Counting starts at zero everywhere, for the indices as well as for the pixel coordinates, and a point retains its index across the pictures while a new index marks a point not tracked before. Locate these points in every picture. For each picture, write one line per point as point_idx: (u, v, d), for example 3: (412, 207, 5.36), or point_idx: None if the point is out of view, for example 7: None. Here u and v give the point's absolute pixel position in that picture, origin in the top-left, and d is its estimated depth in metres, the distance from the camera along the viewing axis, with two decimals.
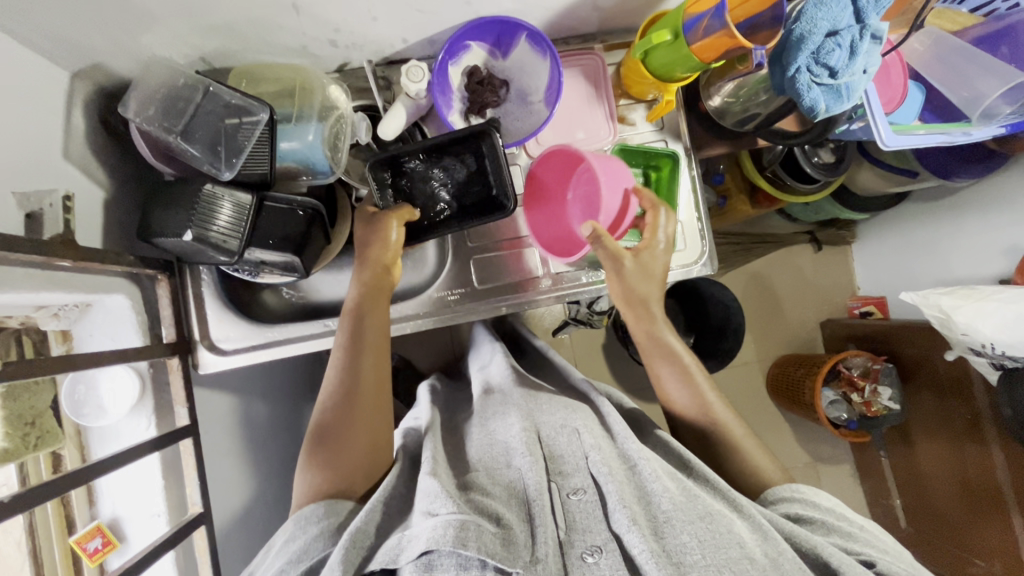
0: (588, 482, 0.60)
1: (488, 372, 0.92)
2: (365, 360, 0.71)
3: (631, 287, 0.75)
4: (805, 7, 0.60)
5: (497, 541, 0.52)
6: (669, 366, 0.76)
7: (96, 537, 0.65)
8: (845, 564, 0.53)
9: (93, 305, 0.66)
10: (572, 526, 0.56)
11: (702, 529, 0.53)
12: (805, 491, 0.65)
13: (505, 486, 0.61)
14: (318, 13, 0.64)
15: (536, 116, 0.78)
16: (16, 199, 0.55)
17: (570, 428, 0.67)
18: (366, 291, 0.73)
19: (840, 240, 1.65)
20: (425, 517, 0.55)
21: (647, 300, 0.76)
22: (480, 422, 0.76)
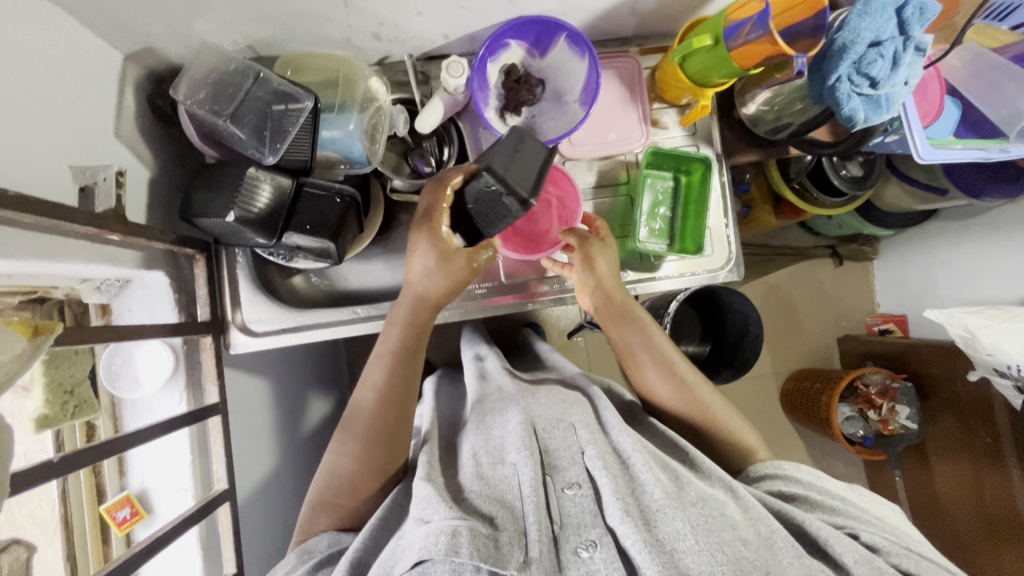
0: (583, 476, 0.61)
1: (483, 363, 0.93)
2: (392, 408, 0.71)
3: (598, 264, 0.77)
4: (848, 18, 0.61)
5: (491, 543, 0.52)
6: (638, 344, 0.78)
7: (125, 506, 0.67)
8: (832, 537, 0.53)
9: (133, 280, 0.68)
10: (566, 522, 0.57)
11: (694, 514, 0.53)
12: (788, 468, 0.66)
13: (494, 483, 0.62)
14: (366, 6, 0.66)
15: (570, 116, 0.79)
16: (71, 171, 0.57)
17: (565, 423, 0.68)
18: (410, 331, 0.72)
19: (861, 256, 1.64)
20: (418, 524, 0.56)
21: (615, 280, 0.78)
22: (475, 419, 0.75)
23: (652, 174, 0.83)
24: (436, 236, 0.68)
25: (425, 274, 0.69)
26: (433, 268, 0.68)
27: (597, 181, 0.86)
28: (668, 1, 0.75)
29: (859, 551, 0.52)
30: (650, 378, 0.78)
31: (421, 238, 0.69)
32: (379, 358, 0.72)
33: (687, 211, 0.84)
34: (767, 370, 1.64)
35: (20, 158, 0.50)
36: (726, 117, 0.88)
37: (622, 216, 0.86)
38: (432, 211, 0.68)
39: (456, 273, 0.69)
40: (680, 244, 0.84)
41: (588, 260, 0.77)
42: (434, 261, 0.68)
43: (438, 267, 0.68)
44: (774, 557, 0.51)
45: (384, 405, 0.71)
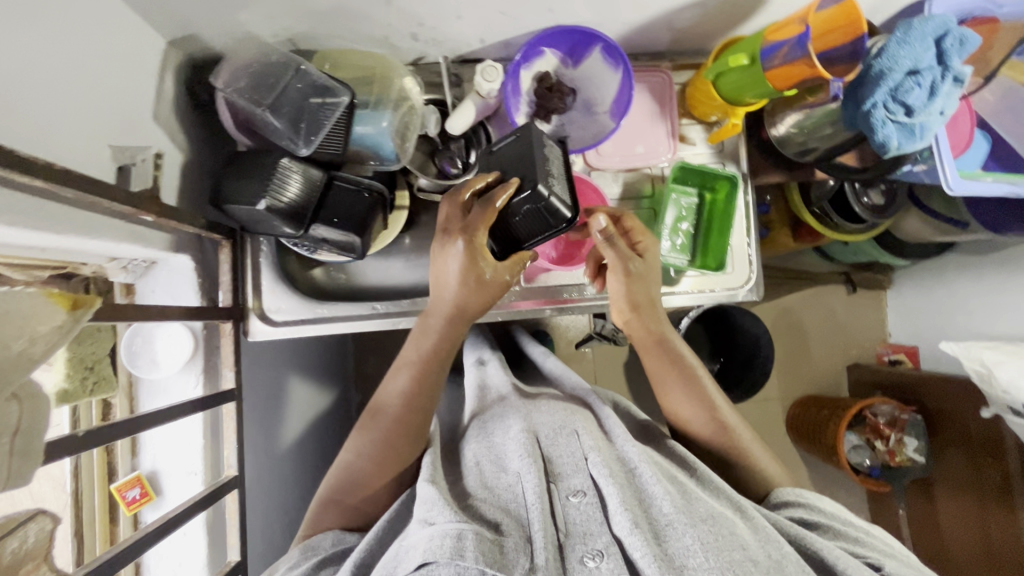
0: (588, 483, 0.59)
1: (485, 373, 0.91)
2: (415, 414, 0.71)
3: (636, 289, 0.73)
4: (886, 45, 0.61)
5: (496, 548, 0.52)
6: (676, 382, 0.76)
7: (136, 486, 0.67)
8: (850, 567, 0.53)
9: (158, 263, 0.69)
10: (571, 530, 0.56)
11: (704, 532, 0.53)
12: (810, 497, 0.65)
13: (499, 491, 0.61)
14: (407, 7, 0.67)
15: (599, 125, 0.80)
16: (111, 151, 0.57)
17: (569, 430, 0.67)
18: (439, 350, 0.71)
19: (875, 284, 1.64)
20: (422, 525, 0.56)
21: (650, 304, 0.76)
22: (477, 426, 0.76)
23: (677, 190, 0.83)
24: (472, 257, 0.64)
25: (460, 295, 0.67)
26: (469, 289, 0.67)
27: (622, 193, 0.85)
28: (705, 18, 0.75)
29: None
30: (679, 407, 0.76)
31: (455, 257, 0.65)
32: (406, 363, 0.72)
33: (710, 227, 0.84)
34: (774, 392, 1.63)
35: (67, 134, 0.51)
36: (754, 138, 0.88)
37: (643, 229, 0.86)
38: (470, 225, 0.64)
39: (488, 291, 0.67)
40: (701, 259, 0.84)
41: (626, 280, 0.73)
42: (469, 282, 0.66)
43: (471, 288, 0.66)
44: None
45: (405, 409, 0.70)
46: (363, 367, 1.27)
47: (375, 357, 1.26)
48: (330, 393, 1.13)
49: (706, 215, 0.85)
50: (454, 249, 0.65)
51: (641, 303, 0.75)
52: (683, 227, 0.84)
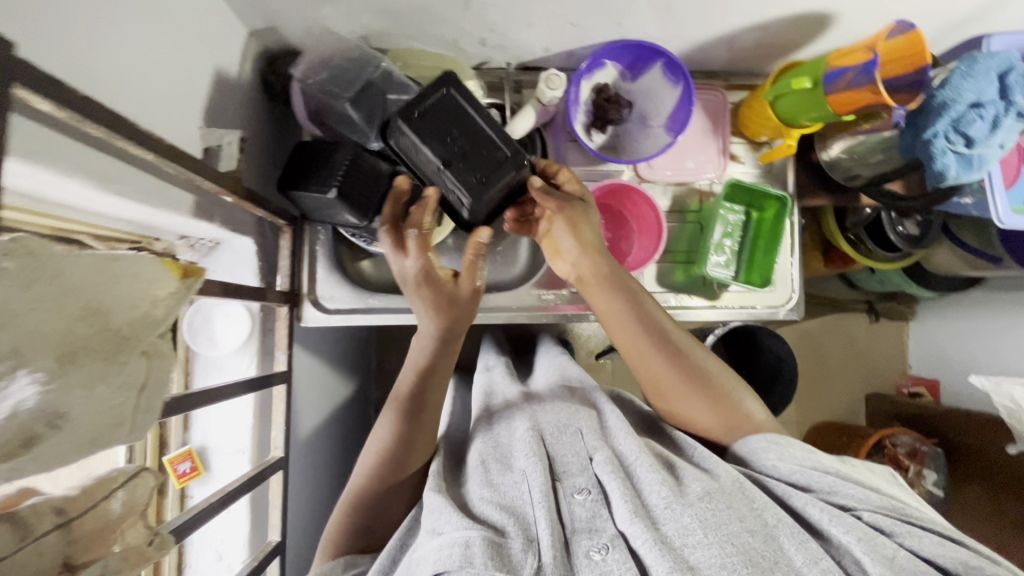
0: (592, 482, 0.60)
1: (490, 376, 0.89)
2: (433, 396, 0.70)
3: (581, 228, 0.71)
4: (951, 76, 0.63)
5: (502, 550, 0.53)
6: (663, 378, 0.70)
7: (187, 460, 0.69)
8: (834, 518, 0.53)
9: (222, 244, 0.71)
10: (576, 527, 0.57)
11: (702, 510, 0.54)
12: (782, 441, 0.64)
13: (504, 489, 0.61)
14: (483, 13, 0.69)
15: (653, 139, 0.82)
16: (199, 132, 0.58)
17: (573, 428, 0.68)
18: (443, 352, 0.70)
19: (898, 314, 1.65)
20: (430, 536, 0.55)
21: (600, 246, 0.72)
22: (483, 428, 0.74)
23: (727, 207, 0.84)
24: (435, 283, 0.66)
25: (441, 319, 0.68)
26: (447, 311, 0.67)
27: (670, 206, 0.87)
28: (766, 41, 0.77)
29: (860, 532, 0.51)
30: (662, 385, 0.71)
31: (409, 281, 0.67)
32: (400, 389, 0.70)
33: (755, 245, 0.86)
34: (790, 416, 1.63)
35: (168, 111, 0.53)
36: (801, 160, 0.89)
37: (687, 242, 0.87)
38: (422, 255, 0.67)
39: (466, 306, 0.69)
40: (745, 274, 0.85)
41: (573, 225, 0.71)
42: (445, 307, 0.67)
43: (448, 310, 0.67)
44: (779, 550, 0.51)
45: (414, 402, 0.69)
46: (387, 362, 1.28)
47: (400, 353, 1.28)
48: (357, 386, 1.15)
49: (752, 232, 0.86)
50: (410, 275, 0.67)
51: (595, 247, 0.72)
52: (730, 242, 0.85)
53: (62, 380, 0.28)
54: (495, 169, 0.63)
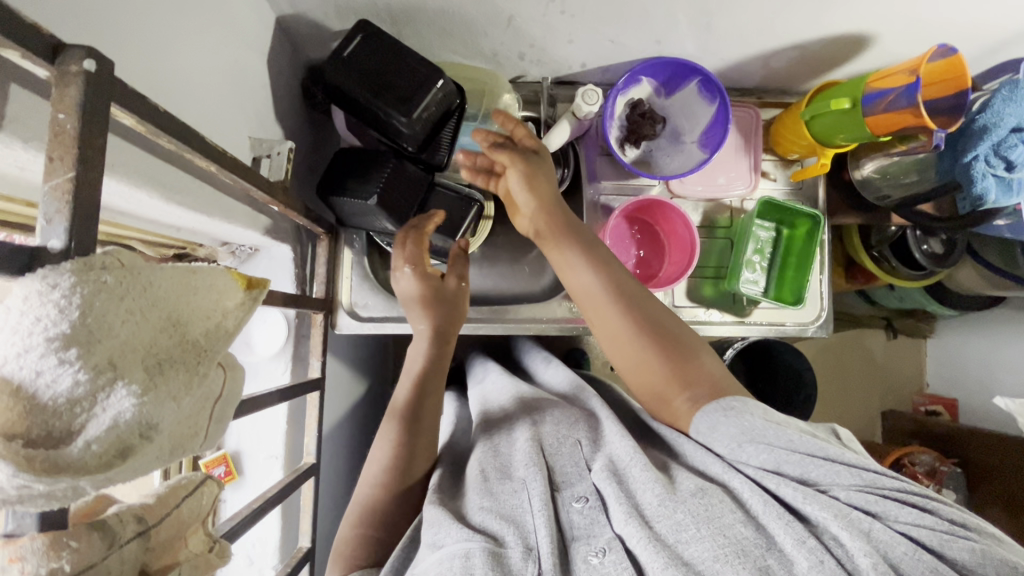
0: (591, 489, 0.58)
1: (486, 388, 0.88)
2: (430, 416, 0.68)
3: (536, 182, 0.70)
4: (992, 100, 0.63)
5: (504, 562, 0.50)
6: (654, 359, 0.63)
7: (221, 464, 0.69)
8: (805, 499, 0.48)
9: (261, 251, 0.72)
10: (576, 535, 0.55)
11: (694, 504, 0.51)
12: (738, 405, 0.57)
13: (504, 499, 0.58)
14: (525, 28, 0.70)
15: (686, 156, 0.82)
16: (250, 141, 0.60)
17: (571, 439, 0.66)
18: (435, 363, 0.70)
19: (919, 332, 1.62)
20: (430, 549, 0.53)
21: (557, 198, 0.71)
22: (483, 436, 0.72)
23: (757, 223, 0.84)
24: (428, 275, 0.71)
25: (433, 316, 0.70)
26: (438, 307, 0.71)
27: (701, 221, 0.87)
28: (802, 60, 0.78)
29: (837, 510, 0.47)
30: (638, 357, 0.64)
31: (407, 284, 0.71)
32: (398, 397, 0.69)
33: (787, 262, 0.86)
34: None
35: (221, 121, 0.54)
36: (833, 178, 0.89)
37: (717, 256, 0.87)
38: (416, 260, 0.70)
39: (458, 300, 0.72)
40: (777, 290, 0.85)
41: (528, 175, 0.70)
42: (437, 302, 0.71)
43: (443, 307, 0.71)
44: (772, 540, 0.47)
45: (411, 410, 0.67)
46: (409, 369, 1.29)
47: None
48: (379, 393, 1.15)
49: (782, 248, 0.86)
50: (405, 283, 0.71)
51: (552, 203, 0.70)
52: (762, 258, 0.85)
53: (154, 392, 0.29)
54: (415, 96, 0.64)
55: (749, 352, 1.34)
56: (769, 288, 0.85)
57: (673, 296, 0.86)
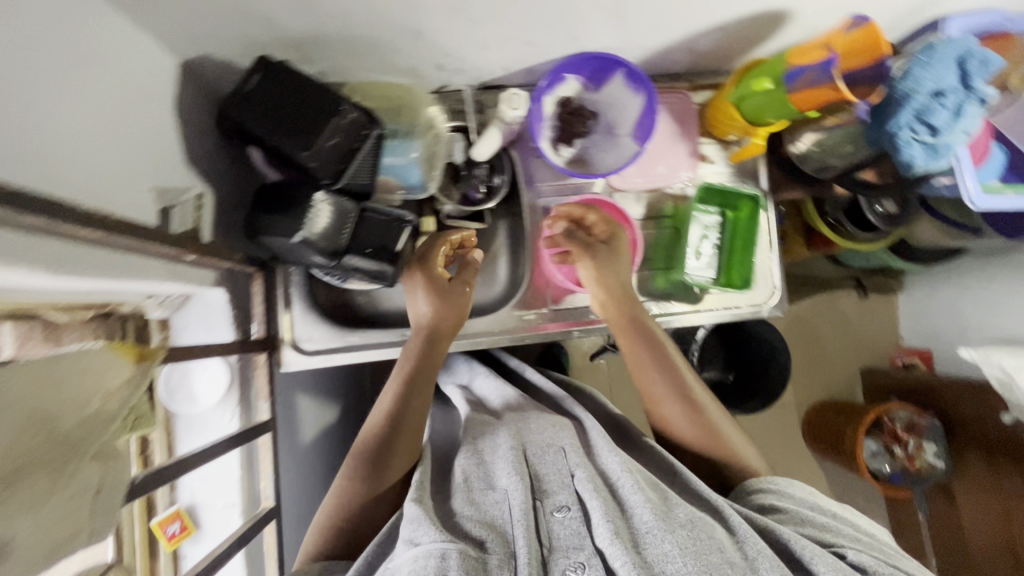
0: (572, 499, 0.60)
1: (473, 388, 0.93)
2: (407, 432, 0.70)
3: (606, 273, 0.78)
4: (911, 67, 0.62)
5: (479, 566, 0.52)
6: (663, 388, 0.75)
7: (176, 521, 0.67)
8: (816, 556, 0.53)
9: (193, 297, 0.69)
10: (555, 545, 0.56)
11: (682, 537, 0.54)
12: (780, 483, 0.66)
13: (485, 507, 0.60)
14: (435, 40, 0.68)
15: (622, 149, 0.81)
16: (153, 193, 0.58)
17: (556, 447, 0.68)
18: (426, 361, 0.74)
19: (886, 287, 1.66)
20: (407, 545, 0.55)
21: (626, 292, 0.79)
22: (466, 439, 0.74)
23: (699, 210, 0.84)
24: (433, 278, 0.77)
25: (432, 313, 0.76)
26: (436, 305, 0.76)
27: (644, 213, 0.86)
28: (725, 42, 0.76)
29: (841, 569, 0.52)
30: (665, 409, 0.76)
31: (421, 312, 0.76)
32: (381, 405, 0.72)
33: (734, 243, 0.86)
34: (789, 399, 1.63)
35: (112, 180, 0.52)
36: (773, 154, 0.89)
37: (666, 247, 0.86)
38: (425, 258, 0.77)
39: (460, 305, 0.77)
40: (726, 276, 0.86)
41: (593, 268, 0.78)
42: (435, 297, 0.76)
43: (440, 303, 0.76)
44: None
45: (391, 424, 0.70)
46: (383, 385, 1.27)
47: None
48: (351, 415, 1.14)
49: (729, 232, 0.86)
50: (420, 315, 0.76)
51: (625, 296, 0.78)
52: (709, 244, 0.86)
53: None
54: (314, 119, 0.61)
55: (720, 330, 1.34)
56: (718, 275, 0.86)
57: None
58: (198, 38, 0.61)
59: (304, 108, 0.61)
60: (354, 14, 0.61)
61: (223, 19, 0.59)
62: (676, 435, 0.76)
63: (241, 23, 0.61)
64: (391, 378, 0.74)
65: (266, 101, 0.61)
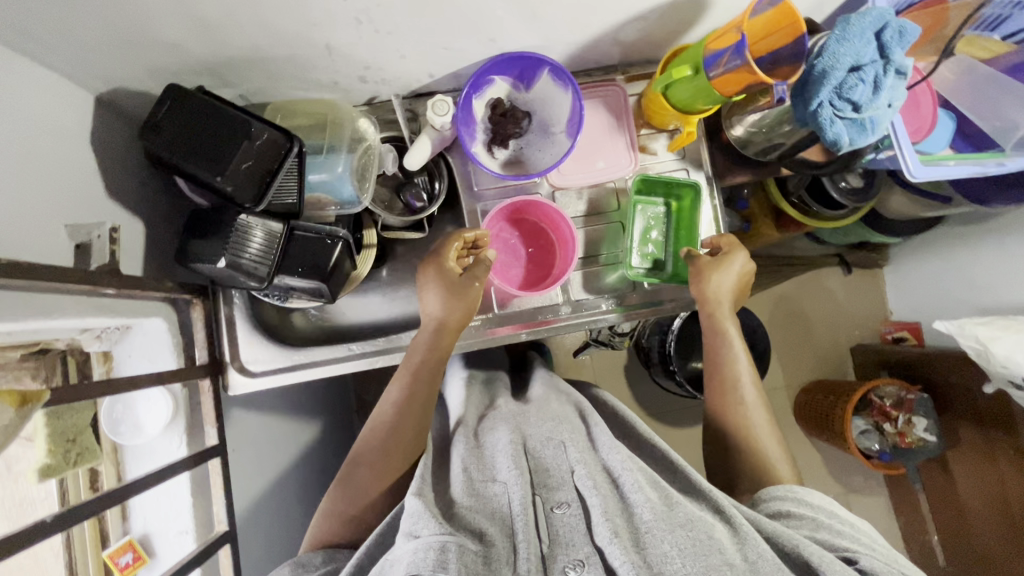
0: (573, 496, 0.59)
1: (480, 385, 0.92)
2: (411, 422, 0.74)
3: (706, 279, 0.78)
4: (828, 43, 0.61)
5: (480, 560, 0.51)
6: (724, 376, 0.79)
7: (127, 552, 0.68)
8: (824, 562, 0.51)
9: (133, 327, 0.68)
10: (556, 541, 0.55)
11: (682, 537, 0.52)
12: (800, 492, 0.65)
13: (485, 500, 0.60)
14: (349, 53, 0.68)
15: (558, 146, 0.80)
16: (67, 230, 0.58)
17: (556, 441, 0.67)
18: (433, 352, 0.76)
19: (871, 263, 1.47)
20: (407, 538, 0.53)
21: (722, 296, 0.79)
22: (466, 433, 0.75)
23: (640, 203, 0.83)
24: (442, 271, 0.76)
25: (441, 307, 0.76)
26: (444, 300, 0.76)
27: (588, 210, 0.85)
28: (651, 30, 0.75)
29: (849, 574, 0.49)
30: (726, 401, 0.78)
31: (431, 306, 0.76)
32: (387, 400, 0.75)
33: (679, 235, 0.85)
34: None
35: (17, 220, 0.52)
36: (714, 139, 0.88)
37: (611, 243, 0.85)
38: (438, 252, 0.77)
39: (469, 299, 0.76)
40: (675, 269, 0.84)
41: (700, 276, 0.78)
42: (442, 292, 0.76)
43: (447, 298, 0.76)
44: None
45: (395, 420, 0.73)
46: (365, 395, 1.27)
47: (376, 385, 1.27)
48: (333, 428, 1.14)
49: (673, 223, 0.85)
50: (429, 313, 0.76)
51: (710, 299, 0.79)
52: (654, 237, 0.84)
53: None
54: (230, 142, 0.62)
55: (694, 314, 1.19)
56: (666, 268, 0.84)
57: (571, 289, 0.85)
58: (111, 72, 0.62)
59: (219, 132, 0.63)
60: (260, 36, 0.61)
61: (130, 51, 0.60)
62: (709, 404, 0.80)
63: (150, 54, 0.61)
64: (395, 375, 0.76)
65: (184, 130, 0.62)
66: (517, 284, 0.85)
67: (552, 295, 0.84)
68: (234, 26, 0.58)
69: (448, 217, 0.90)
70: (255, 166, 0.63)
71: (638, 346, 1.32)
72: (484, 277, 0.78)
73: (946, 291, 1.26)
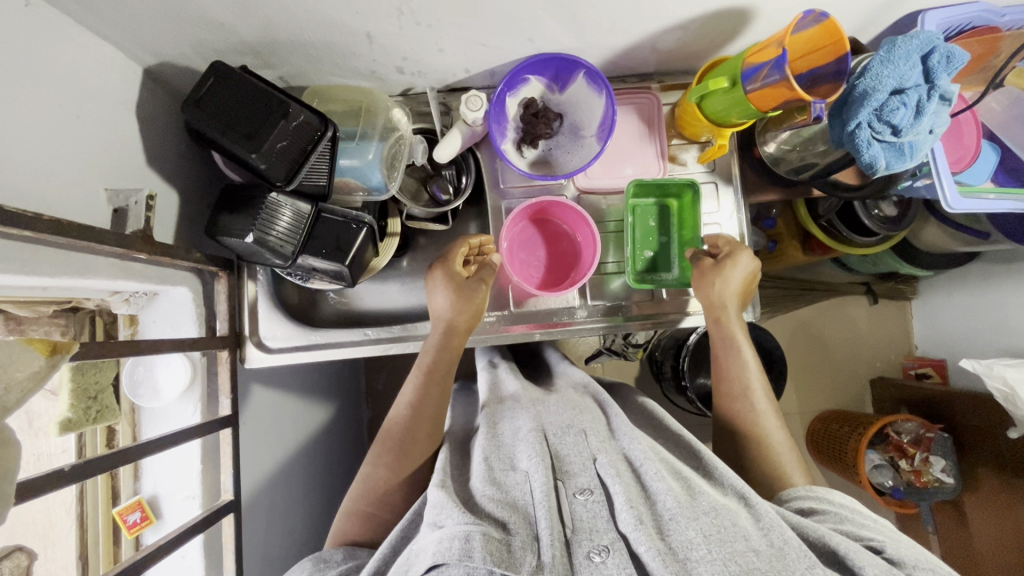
0: (595, 482, 0.59)
1: (497, 380, 0.90)
2: (425, 422, 0.74)
3: (705, 288, 0.77)
4: (870, 64, 0.61)
5: (504, 548, 0.51)
6: (735, 385, 0.78)
7: (136, 510, 0.71)
8: (852, 551, 0.51)
9: (160, 294, 0.70)
10: (578, 527, 0.56)
11: (706, 524, 0.52)
12: (819, 489, 0.65)
13: (507, 488, 0.60)
14: (389, 43, 0.69)
15: (587, 149, 0.80)
16: (106, 194, 0.60)
17: (576, 429, 0.68)
18: (444, 354, 0.76)
19: (898, 295, 1.42)
20: (431, 529, 0.54)
21: (727, 304, 0.79)
22: (486, 425, 0.75)
23: (637, 207, 0.83)
24: (449, 274, 0.78)
25: (450, 308, 0.77)
26: (452, 300, 0.77)
27: (602, 216, 0.86)
28: (690, 40, 0.75)
29: (882, 565, 0.50)
30: (738, 410, 0.77)
31: (440, 307, 0.78)
32: (402, 404, 0.76)
33: (682, 232, 0.84)
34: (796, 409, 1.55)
35: (60, 180, 0.54)
36: (744, 154, 0.87)
37: (618, 249, 0.86)
38: (446, 256, 0.80)
39: (477, 302, 0.77)
40: (680, 269, 0.84)
41: (701, 281, 0.78)
42: (450, 293, 0.77)
43: (455, 299, 0.77)
44: (785, 568, 0.49)
45: (410, 423, 0.74)
46: (375, 383, 1.29)
47: (387, 372, 1.29)
48: (343, 411, 1.15)
49: (676, 223, 0.85)
50: (439, 315, 0.77)
51: (715, 305, 0.78)
52: (656, 240, 0.84)
53: None
54: (264, 122, 0.63)
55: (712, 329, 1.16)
56: (672, 271, 0.84)
57: (587, 294, 0.84)
58: (161, 46, 0.64)
59: (254, 111, 0.64)
60: (304, 21, 0.63)
61: (180, 27, 0.62)
62: (721, 411, 0.79)
63: (200, 32, 0.63)
64: (409, 376, 0.78)
65: (219, 107, 0.64)
66: (534, 284, 0.85)
67: (568, 298, 0.84)
68: (280, 9, 0.60)
69: (472, 212, 0.91)
70: (287, 147, 0.64)
71: (651, 358, 1.31)
72: (490, 280, 0.80)
73: (974, 330, 1.22)
